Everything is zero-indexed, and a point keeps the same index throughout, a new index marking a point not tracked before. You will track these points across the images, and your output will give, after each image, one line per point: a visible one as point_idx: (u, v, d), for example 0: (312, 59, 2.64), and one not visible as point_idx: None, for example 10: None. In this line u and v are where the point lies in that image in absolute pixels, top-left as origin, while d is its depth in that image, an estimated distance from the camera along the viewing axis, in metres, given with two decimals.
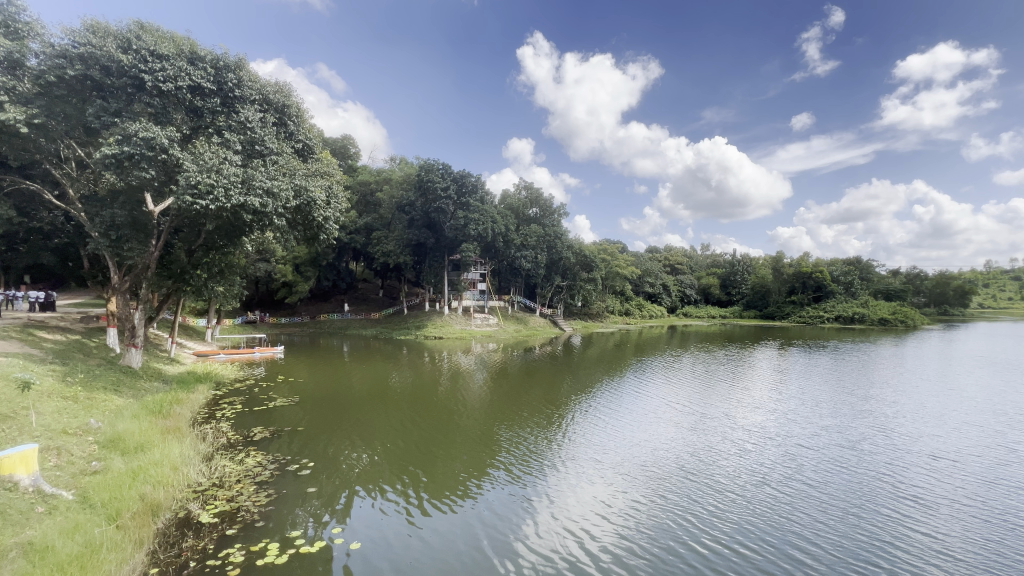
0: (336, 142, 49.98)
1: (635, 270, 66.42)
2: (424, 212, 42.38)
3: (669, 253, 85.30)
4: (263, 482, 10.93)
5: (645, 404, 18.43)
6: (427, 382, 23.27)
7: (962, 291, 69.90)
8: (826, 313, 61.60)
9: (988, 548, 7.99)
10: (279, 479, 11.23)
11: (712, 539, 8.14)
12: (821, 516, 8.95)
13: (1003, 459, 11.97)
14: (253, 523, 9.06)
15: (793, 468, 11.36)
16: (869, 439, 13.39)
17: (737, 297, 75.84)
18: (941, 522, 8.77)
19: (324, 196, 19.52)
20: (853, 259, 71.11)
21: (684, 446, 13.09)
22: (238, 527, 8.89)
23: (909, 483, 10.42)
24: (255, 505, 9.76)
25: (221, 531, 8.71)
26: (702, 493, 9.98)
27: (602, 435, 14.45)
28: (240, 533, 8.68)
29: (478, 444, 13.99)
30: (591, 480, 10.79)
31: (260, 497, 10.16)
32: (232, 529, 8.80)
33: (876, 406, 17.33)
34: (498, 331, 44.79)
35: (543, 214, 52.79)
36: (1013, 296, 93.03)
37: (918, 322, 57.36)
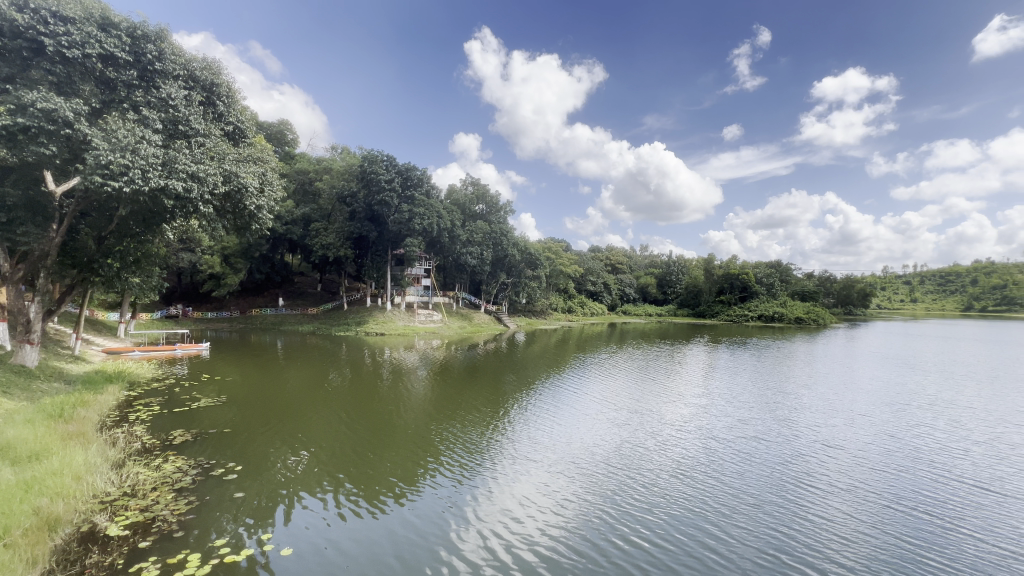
0: (272, 127, 47.07)
1: (578, 270, 68.24)
2: (366, 204, 41.38)
3: (611, 253, 88.20)
4: (183, 489, 10.15)
5: (582, 400, 18.93)
6: (365, 381, 22.50)
7: (865, 293, 77.69)
8: (750, 312, 66.38)
9: (875, 528, 9.00)
10: (202, 484, 10.48)
11: (639, 533, 8.54)
12: (739, 506, 9.66)
13: (888, 446, 13.50)
14: (170, 534, 8.39)
15: (714, 459, 12.18)
16: (780, 431, 14.61)
17: (672, 296, 79.93)
18: (839, 506, 9.77)
19: (257, 183, 18.38)
20: (775, 263, 76.96)
21: (616, 441, 13.63)
22: (153, 539, 8.20)
23: (814, 471, 11.49)
24: (174, 514, 9.04)
25: (133, 544, 7.99)
26: (633, 488, 10.45)
27: (542, 432, 14.73)
28: (155, 545, 8.01)
29: (417, 444, 13.78)
30: (523, 479, 10.97)
31: (180, 505, 9.42)
32: (146, 541, 8.09)
33: (788, 399, 18.95)
34: (442, 328, 44.18)
35: (489, 211, 52.78)
36: (906, 298, 104.67)
37: (828, 321, 63.18)
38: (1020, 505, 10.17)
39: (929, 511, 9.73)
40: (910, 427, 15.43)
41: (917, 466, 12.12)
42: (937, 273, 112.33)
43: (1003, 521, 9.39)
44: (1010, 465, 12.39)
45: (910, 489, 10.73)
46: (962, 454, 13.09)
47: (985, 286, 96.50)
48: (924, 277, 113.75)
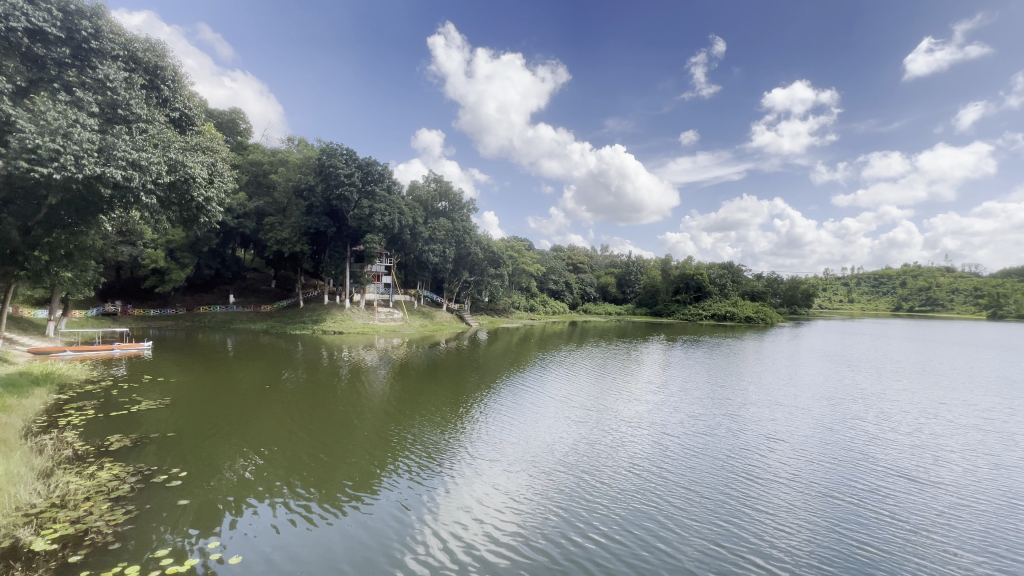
0: (222, 115, 44.73)
1: (540, 269, 68.85)
2: (325, 199, 40.09)
3: (572, 253, 89.47)
4: (121, 498, 9.47)
5: (544, 398, 19.08)
6: (322, 381, 21.80)
7: (808, 293, 82.39)
8: (704, 311, 69.07)
9: (815, 516, 9.56)
10: (142, 492, 9.82)
11: (597, 530, 8.70)
12: (692, 500, 9.97)
13: (827, 439, 14.36)
14: (106, 546, 7.81)
15: (669, 455, 12.58)
16: (730, 425, 15.27)
17: (631, 296, 82.02)
18: (783, 497, 10.31)
19: (206, 173, 17.39)
20: (727, 264, 80.35)
21: (577, 439, 13.83)
22: (86, 552, 7.60)
23: (761, 464, 12.08)
24: (109, 525, 8.42)
25: (63, 559, 7.37)
26: (591, 484, 10.65)
27: (504, 431, 14.76)
28: (88, 559, 7.43)
29: (376, 446, 13.47)
30: (484, 479, 10.95)
31: (117, 515, 8.78)
32: (77, 555, 7.49)
33: (738, 395, 19.83)
34: (403, 326, 43.46)
35: (451, 208, 52.32)
36: (844, 299, 111.88)
37: (774, 320, 66.62)
38: (939, 491, 11.07)
39: (862, 499, 10.40)
40: (846, 420, 16.46)
41: (852, 456, 12.96)
42: (871, 276, 120.73)
43: (925, 507, 10.20)
44: (931, 454, 13.47)
45: (845, 479, 11.45)
46: (890, 445, 14.12)
47: (912, 287, 104.60)
48: (860, 279, 121.89)
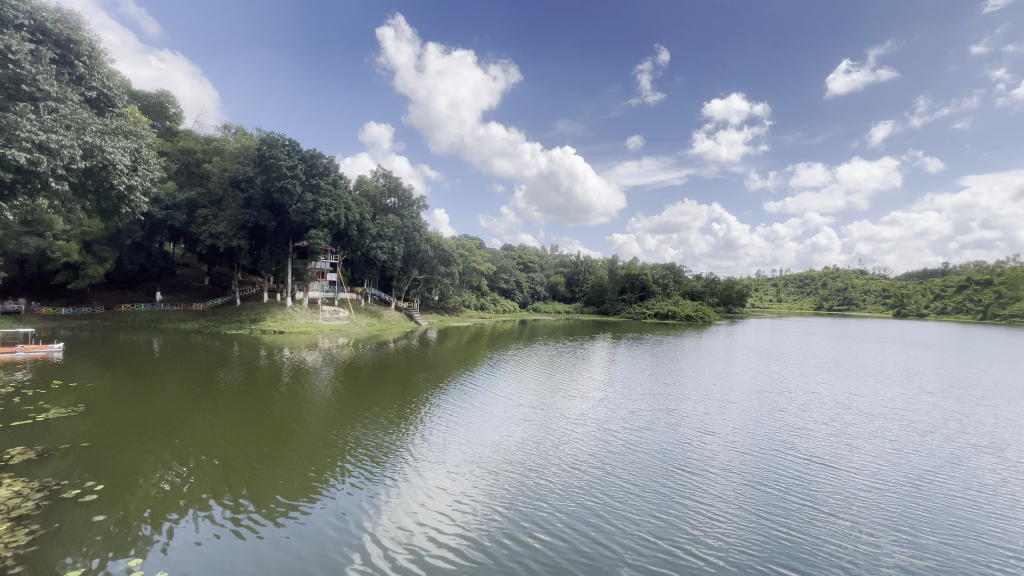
0: (148, 97, 41.26)
1: (491, 267, 68.87)
2: (264, 191, 37.95)
3: (523, 252, 90.20)
4: (25, 517, 8.53)
5: (493, 398, 19.09)
6: (261, 383, 20.70)
7: (742, 293, 87.68)
8: (648, 309, 71.84)
9: (745, 504, 10.20)
10: (51, 508, 8.92)
11: (543, 529, 8.84)
12: (633, 495, 10.34)
13: (757, 430, 15.36)
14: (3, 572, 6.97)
15: (614, 451, 12.98)
16: (671, 420, 15.96)
17: (579, 294, 83.91)
18: (717, 487, 10.93)
19: (128, 160, 15.97)
20: (670, 264, 84.01)
21: (525, 438, 13.98)
22: None
23: (699, 457, 12.72)
24: (9, 548, 7.54)
25: None
26: (538, 483, 10.79)
27: (454, 432, 14.67)
28: None
29: (320, 450, 12.95)
30: (431, 482, 10.82)
31: (19, 536, 7.90)
32: None
33: (678, 390, 20.76)
34: (349, 325, 42.03)
35: (401, 205, 51.20)
36: (774, 298, 120.12)
37: (712, 318, 70.42)
38: (851, 475, 12.16)
39: (786, 486, 11.21)
40: (773, 412, 17.70)
41: (778, 446, 13.93)
42: (797, 277, 130.48)
43: (840, 491, 11.14)
44: (845, 442, 14.72)
45: (773, 468, 12.27)
46: (811, 434, 15.31)
47: (831, 288, 114.12)
48: (787, 279, 131.41)
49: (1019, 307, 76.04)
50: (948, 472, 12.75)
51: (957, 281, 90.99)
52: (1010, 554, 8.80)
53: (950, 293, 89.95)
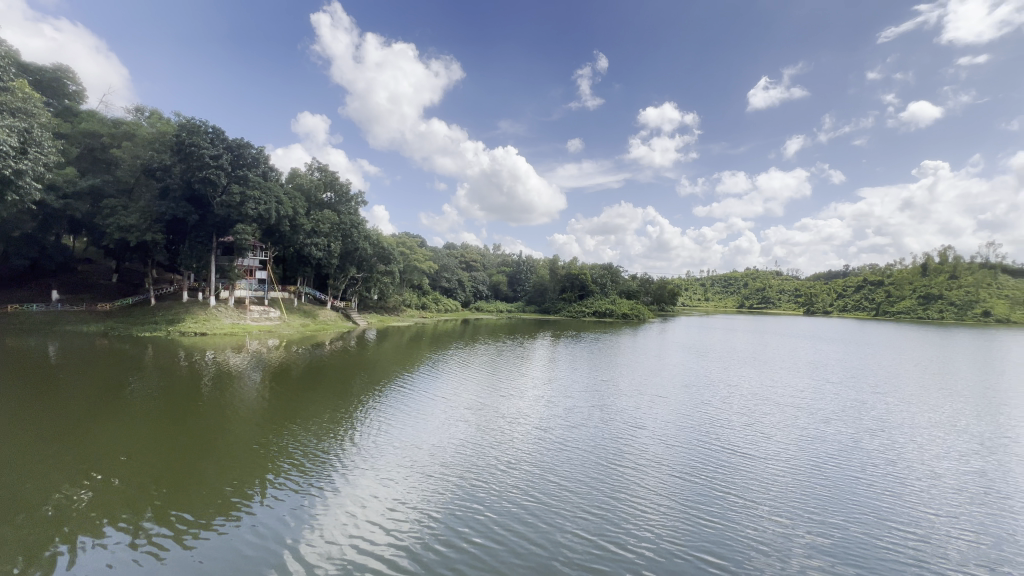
0: (42, 71, 36.61)
1: (432, 266, 67.89)
2: (184, 181, 34.84)
3: (465, 251, 89.80)
4: None
5: (434, 400, 18.75)
6: (181, 388, 19.12)
7: (673, 293, 92.73)
8: (587, 308, 74.04)
9: (673, 496, 10.73)
10: None
11: (480, 533, 8.80)
12: (569, 493, 10.58)
13: (684, 423, 16.32)
14: None
15: (552, 449, 13.22)
16: (608, 417, 16.47)
17: (521, 294, 84.90)
18: (649, 481, 11.44)
19: (16, 141, 14.08)
20: (607, 264, 87.11)
21: (465, 440, 13.88)
22: None
23: (633, 452, 13.24)
24: None
25: None
26: (477, 486, 10.76)
27: (392, 435, 14.39)
28: None
29: (247, 459, 12.13)
30: (364, 491, 10.44)
31: None
32: None
33: (615, 387, 21.51)
34: (280, 326, 39.69)
35: (337, 200, 49.09)
36: (701, 297, 127.96)
37: (646, 316, 73.85)
38: (768, 463, 13.17)
39: (708, 476, 11.96)
40: (700, 405, 18.80)
41: (702, 437, 14.89)
42: (722, 277, 139.94)
43: (759, 479, 12.03)
44: (762, 432, 15.96)
45: (697, 459, 13.05)
46: (732, 425, 16.50)
47: (751, 288, 123.45)
48: (713, 280, 140.63)
49: (904, 305, 86.36)
50: (847, 456, 14.16)
51: (855, 281, 101.73)
52: (898, 528, 9.89)
53: (850, 292, 100.39)
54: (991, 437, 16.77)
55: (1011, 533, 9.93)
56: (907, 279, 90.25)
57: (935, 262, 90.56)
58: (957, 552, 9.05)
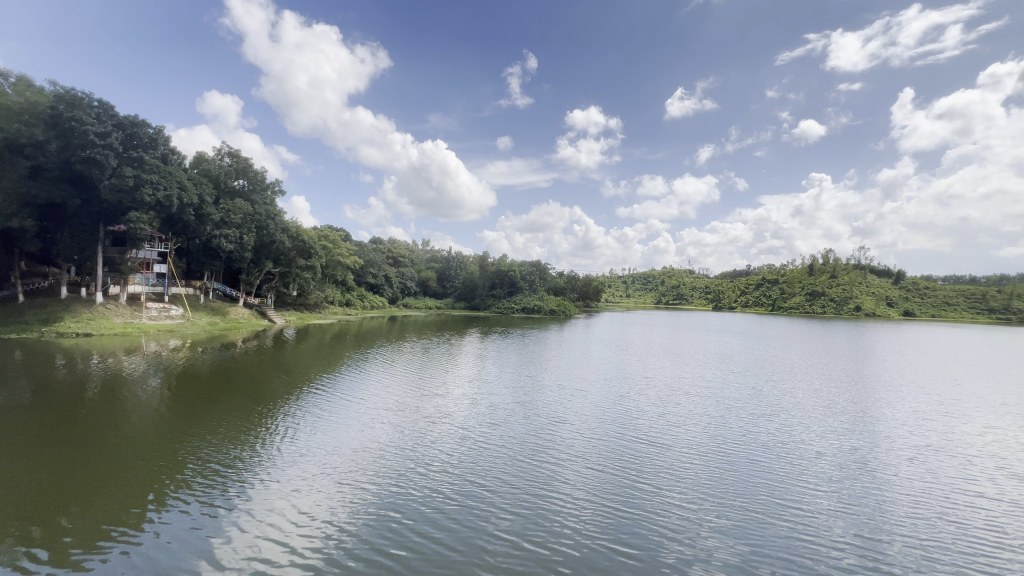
0: None
1: (358, 261, 65.16)
2: (62, 161, 30.42)
3: (393, 245, 87.28)
4: None
5: (360, 402, 18.07)
6: (60, 397, 16.84)
7: (598, 289, 96.91)
8: (516, 304, 75.39)
9: (596, 491, 11.18)
10: None
11: (403, 543, 8.60)
12: (492, 492, 10.72)
13: (605, 415, 17.18)
14: None
15: (479, 449, 13.29)
16: (536, 413, 16.86)
17: (451, 290, 84.27)
18: (572, 476, 11.86)
19: None
20: (536, 261, 89.00)
21: (389, 443, 13.56)
22: None
23: (558, 448, 13.67)
24: None
25: None
26: (401, 492, 10.52)
27: (312, 439, 13.76)
28: None
29: (142, 473, 11.01)
30: (277, 502, 9.84)
31: None
32: None
33: (544, 383, 22.03)
34: (184, 325, 36.07)
35: (251, 188, 45.24)
36: (623, 294, 134.78)
37: (572, 312, 76.66)
38: (680, 451, 14.20)
39: (624, 467, 12.68)
40: (620, 398, 19.80)
41: (620, 428, 15.82)
42: (642, 275, 148.29)
43: (673, 468, 12.91)
44: (674, 421, 17.19)
45: (616, 451, 13.80)
46: (648, 416, 17.60)
47: (668, 285, 132.08)
48: (634, 277, 148.81)
49: (795, 301, 97.14)
50: (748, 441, 15.64)
51: (755, 279, 112.66)
52: (789, 506, 11.09)
53: (751, 289, 111.09)
54: (861, 417, 19.41)
55: (877, 504, 11.50)
56: (797, 278, 101.64)
57: (820, 262, 102.82)
58: (836, 525, 10.31)
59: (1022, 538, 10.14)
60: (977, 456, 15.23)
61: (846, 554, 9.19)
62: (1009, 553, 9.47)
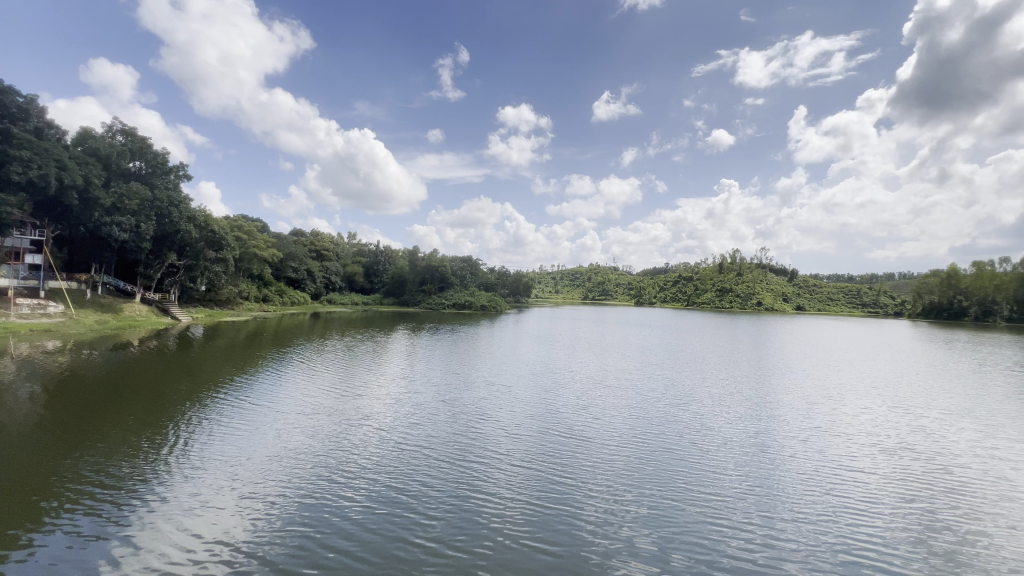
0: None
1: (276, 254, 60.90)
2: None
3: (316, 237, 82.53)
4: None
5: (276, 406, 16.99)
6: None
7: (528, 285, 98.61)
8: (447, 300, 74.75)
9: (525, 489, 11.40)
10: None
11: (324, 559, 8.21)
12: (420, 497, 10.57)
13: (531, 411, 17.57)
14: None
15: (405, 452, 13.03)
16: (464, 412, 16.84)
17: (378, 285, 81.79)
18: (500, 475, 12.02)
19: None
20: (468, 257, 88.63)
21: (306, 449, 12.91)
22: None
23: (486, 447, 13.76)
24: None
25: None
26: (322, 503, 10.05)
27: (218, 448, 12.75)
28: None
29: (8, 493, 9.62)
30: (174, 520, 9.01)
31: None
32: None
33: (472, 380, 22.03)
34: (66, 325, 31.71)
35: (150, 171, 40.55)
36: (552, 290, 138.30)
37: (502, 308, 77.49)
38: (602, 444, 14.89)
39: (548, 462, 13.09)
40: (547, 394, 20.33)
41: (545, 424, 16.26)
42: (570, 271, 152.99)
43: (597, 461, 13.46)
44: (598, 415, 17.98)
45: (540, 446, 14.17)
46: (572, 410, 18.25)
47: (594, 281, 137.39)
48: (562, 273, 153.11)
49: (706, 296, 105.32)
50: (664, 430, 16.80)
51: (672, 277, 120.67)
52: (699, 492, 12.01)
53: (669, 286, 118.85)
54: (762, 404, 21.52)
55: (776, 485, 12.80)
56: (709, 276, 110.22)
57: (728, 262, 112.26)
58: (740, 507, 11.32)
59: (889, 506, 11.81)
60: (854, 435, 17.53)
61: (749, 533, 10.16)
62: (880, 521, 10.97)
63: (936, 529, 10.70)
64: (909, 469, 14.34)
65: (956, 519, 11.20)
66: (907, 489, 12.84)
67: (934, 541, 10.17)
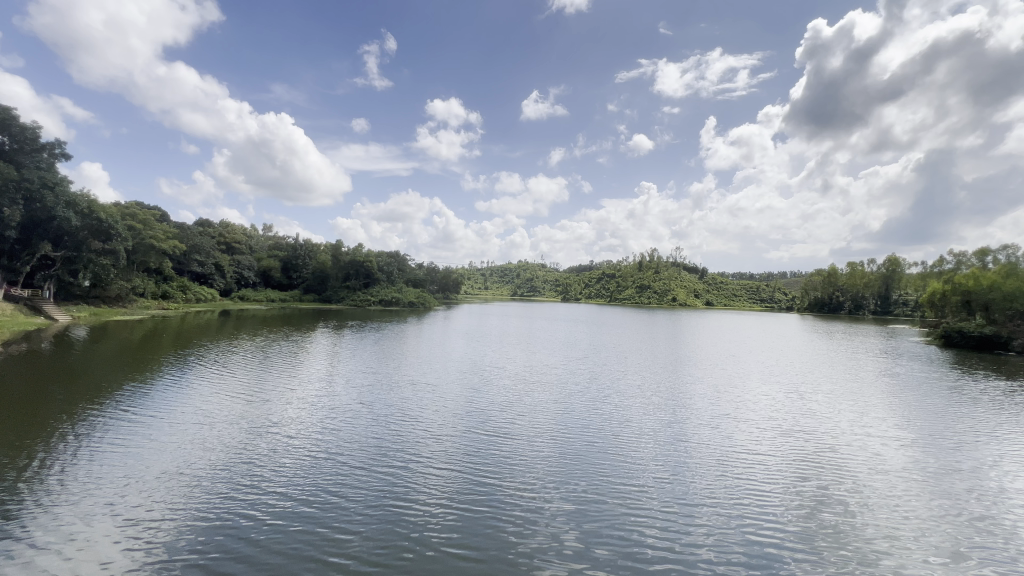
0: None
1: (178, 246, 55.18)
2: None
3: (226, 229, 75.86)
4: None
5: (173, 417, 15.50)
6: None
7: (457, 281, 98.02)
8: (373, 297, 72.19)
9: (455, 493, 11.42)
10: None
11: None
12: (346, 509, 10.23)
13: (458, 411, 17.55)
14: None
15: (324, 461, 12.49)
16: (388, 415, 16.40)
17: (298, 280, 76.96)
18: (430, 480, 11.94)
19: None
20: (395, 252, 86.29)
21: (205, 465, 11.91)
22: None
23: (413, 451, 13.57)
24: None
25: None
26: (228, 525, 9.36)
27: (99, 468, 11.43)
28: None
29: None
30: (40, 557, 7.95)
31: None
32: None
33: (399, 381, 21.50)
34: None
35: (15, 148, 34.90)
36: (482, 286, 138.59)
37: (431, 305, 76.40)
38: (528, 442, 15.25)
39: (472, 462, 13.25)
40: (474, 392, 20.37)
41: (472, 424, 16.32)
42: (500, 268, 154.27)
43: (524, 460, 13.75)
44: (524, 412, 18.37)
45: (466, 447, 14.25)
46: (498, 408, 18.48)
47: (523, 278, 139.41)
48: (492, 270, 154.01)
49: (627, 293, 111.16)
50: (586, 424, 17.58)
51: (597, 274, 125.97)
52: (617, 484, 12.74)
53: (593, 282, 124.00)
54: (675, 395, 23.16)
55: (687, 471, 13.91)
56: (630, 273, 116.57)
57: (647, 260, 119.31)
58: (653, 496, 12.17)
59: (783, 484, 13.33)
60: (755, 420, 19.46)
61: (662, 521, 10.96)
62: (778, 499, 12.37)
63: (826, 503, 12.27)
64: (801, 449, 16.25)
65: (837, 493, 12.89)
66: (801, 468, 14.56)
67: (824, 514, 11.67)
